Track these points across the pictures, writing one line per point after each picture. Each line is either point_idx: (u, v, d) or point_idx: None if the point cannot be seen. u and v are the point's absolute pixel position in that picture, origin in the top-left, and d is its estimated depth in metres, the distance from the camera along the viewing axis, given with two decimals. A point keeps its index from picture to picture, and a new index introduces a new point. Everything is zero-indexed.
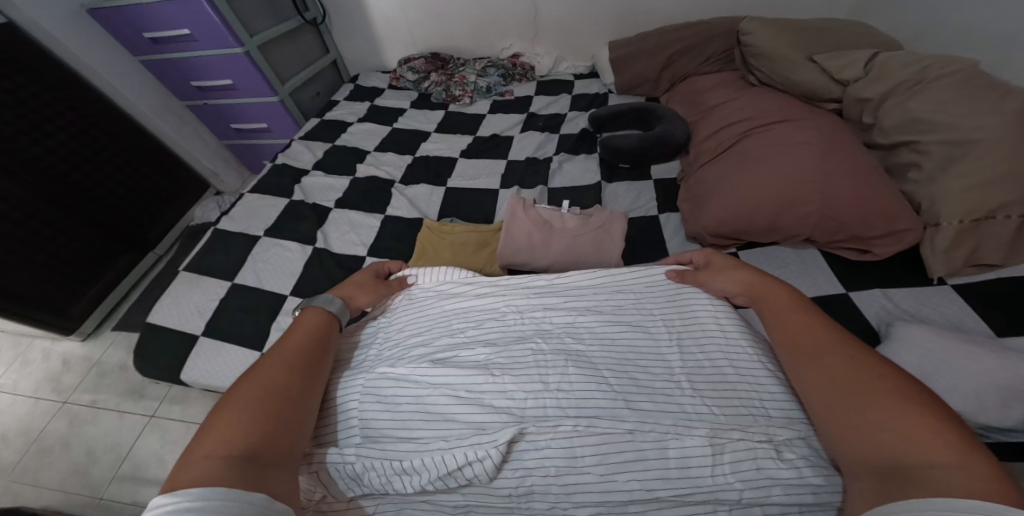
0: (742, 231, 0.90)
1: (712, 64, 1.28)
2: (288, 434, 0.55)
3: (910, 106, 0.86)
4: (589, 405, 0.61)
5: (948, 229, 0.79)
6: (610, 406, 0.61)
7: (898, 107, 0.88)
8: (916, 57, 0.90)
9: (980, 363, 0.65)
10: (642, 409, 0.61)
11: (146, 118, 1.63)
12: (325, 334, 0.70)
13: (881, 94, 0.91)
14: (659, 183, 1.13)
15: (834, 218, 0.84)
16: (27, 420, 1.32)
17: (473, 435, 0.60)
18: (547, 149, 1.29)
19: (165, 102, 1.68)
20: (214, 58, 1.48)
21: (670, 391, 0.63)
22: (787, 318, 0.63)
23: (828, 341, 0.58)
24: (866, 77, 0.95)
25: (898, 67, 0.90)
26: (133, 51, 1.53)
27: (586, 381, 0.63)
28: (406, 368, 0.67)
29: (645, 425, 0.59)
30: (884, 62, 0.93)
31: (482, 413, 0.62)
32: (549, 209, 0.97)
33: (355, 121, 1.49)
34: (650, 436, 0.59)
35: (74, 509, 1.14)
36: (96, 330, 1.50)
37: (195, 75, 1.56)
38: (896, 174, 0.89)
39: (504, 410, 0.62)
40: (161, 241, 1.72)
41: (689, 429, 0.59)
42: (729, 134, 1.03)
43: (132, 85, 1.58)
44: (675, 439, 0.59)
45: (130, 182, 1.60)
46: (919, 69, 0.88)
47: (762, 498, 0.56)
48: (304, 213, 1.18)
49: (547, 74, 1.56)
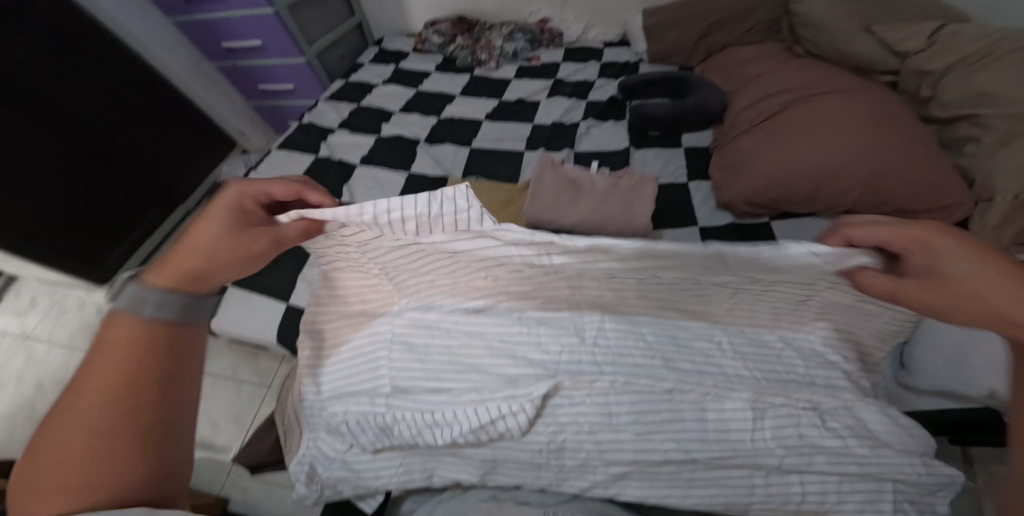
0: (779, 201, 0.90)
1: (755, 35, 1.22)
2: (143, 465, 0.39)
3: (974, 80, 0.82)
4: (628, 366, 0.62)
5: (1000, 205, 0.76)
6: (651, 369, 0.61)
7: (962, 81, 0.85)
8: (987, 28, 0.86)
9: None
10: (684, 372, 0.61)
11: (180, 79, 1.65)
12: (173, 332, 0.44)
13: (944, 67, 0.88)
14: (691, 151, 1.11)
15: (880, 191, 0.83)
16: (63, 369, 1.35)
17: (506, 386, 0.62)
18: (574, 114, 1.26)
19: (199, 63, 1.69)
20: (246, 17, 1.49)
21: (712, 352, 0.62)
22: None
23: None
24: (930, 48, 0.91)
25: (966, 39, 0.86)
26: (169, 12, 1.56)
27: (629, 343, 0.62)
28: (437, 313, 0.65)
29: (686, 386, 0.60)
30: (950, 34, 0.89)
31: (517, 365, 0.63)
32: (578, 169, 0.96)
33: (379, 83, 1.47)
34: (689, 397, 0.60)
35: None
36: (127, 281, 1.57)
37: (228, 35, 1.59)
38: (951, 148, 0.87)
39: (546, 364, 0.63)
40: (189, 197, 1.74)
41: (731, 392, 0.59)
42: (772, 104, 1.00)
43: (167, 45, 1.59)
44: (715, 400, 0.60)
45: (162, 140, 1.61)
46: (990, 42, 0.84)
47: (802, 465, 0.58)
48: (330, 169, 1.18)
49: (575, 41, 1.53)
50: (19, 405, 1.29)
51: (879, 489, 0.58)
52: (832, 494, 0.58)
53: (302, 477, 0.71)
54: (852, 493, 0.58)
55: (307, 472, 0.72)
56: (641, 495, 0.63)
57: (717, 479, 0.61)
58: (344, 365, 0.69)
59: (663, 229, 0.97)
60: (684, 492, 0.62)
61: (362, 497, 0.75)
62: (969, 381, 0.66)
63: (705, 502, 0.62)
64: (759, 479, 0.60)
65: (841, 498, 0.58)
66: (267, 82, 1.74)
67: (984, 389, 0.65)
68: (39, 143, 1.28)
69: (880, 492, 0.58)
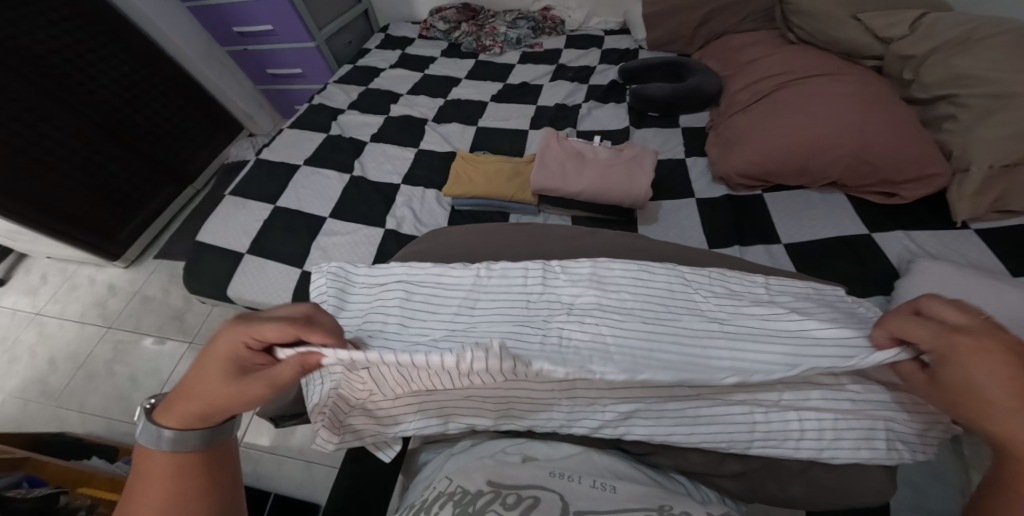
0: (772, 173, 0.95)
1: (751, 22, 1.28)
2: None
3: (955, 63, 0.89)
4: (629, 306, 0.56)
5: (977, 175, 0.83)
6: (653, 310, 0.56)
7: (942, 63, 0.91)
8: (965, 16, 0.92)
9: (1000, 295, 0.68)
10: (678, 319, 0.55)
11: (192, 64, 1.66)
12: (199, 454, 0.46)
13: (926, 51, 0.94)
14: (688, 130, 1.17)
15: (866, 163, 0.88)
16: (74, 344, 1.38)
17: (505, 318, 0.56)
18: (576, 97, 1.32)
19: (209, 47, 1.71)
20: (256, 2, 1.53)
21: (692, 299, 0.58)
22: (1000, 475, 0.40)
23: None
24: (913, 34, 0.96)
25: (946, 25, 0.92)
26: None
27: (621, 280, 0.59)
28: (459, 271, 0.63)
29: (688, 323, 0.54)
30: (932, 20, 0.95)
31: (530, 306, 0.58)
32: (582, 141, 1.01)
33: (387, 67, 1.52)
34: (698, 332, 0.53)
35: (118, 433, 1.20)
36: (139, 258, 1.56)
37: (237, 20, 1.62)
38: (931, 126, 0.93)
39: (547, 303, 0.58)
40: (198, 176, 1.76)
41: (728, 335, 0.53)
42: (765, 86, 1.07)
43: (179, 30, 1.60)
44: (723, 340, 0.53)
45: (173, 122, 1.64)
46: (969, 27, 0.90)
47: (798, 401, 0.51)
48: (342, 145, 1.22)
49: (577, 28, 1.59)
50: (32, 379, 1.32)
51: (871, 429, 0.50)
52: (828, 432, 0.50)
53: (324, 426, 0.56)
54: (847, 431, 0.50)
55: (331, 419, 0.56)
56: (646, 434, 0.52)
57: (720, 418, 0.51)
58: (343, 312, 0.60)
59: (661, 200, 1.03)
60: (690, 431, 0.51)
61: (379, 445, 0.62)
62: None
63: (709, 440, 0.51)
64: (761, 417, 0.51)
65: (839, 435, 0.50)
66: (276, 66, 1.78)
67: None
68: (55, 119, 1.31)
69: (871, 430, 0.50)
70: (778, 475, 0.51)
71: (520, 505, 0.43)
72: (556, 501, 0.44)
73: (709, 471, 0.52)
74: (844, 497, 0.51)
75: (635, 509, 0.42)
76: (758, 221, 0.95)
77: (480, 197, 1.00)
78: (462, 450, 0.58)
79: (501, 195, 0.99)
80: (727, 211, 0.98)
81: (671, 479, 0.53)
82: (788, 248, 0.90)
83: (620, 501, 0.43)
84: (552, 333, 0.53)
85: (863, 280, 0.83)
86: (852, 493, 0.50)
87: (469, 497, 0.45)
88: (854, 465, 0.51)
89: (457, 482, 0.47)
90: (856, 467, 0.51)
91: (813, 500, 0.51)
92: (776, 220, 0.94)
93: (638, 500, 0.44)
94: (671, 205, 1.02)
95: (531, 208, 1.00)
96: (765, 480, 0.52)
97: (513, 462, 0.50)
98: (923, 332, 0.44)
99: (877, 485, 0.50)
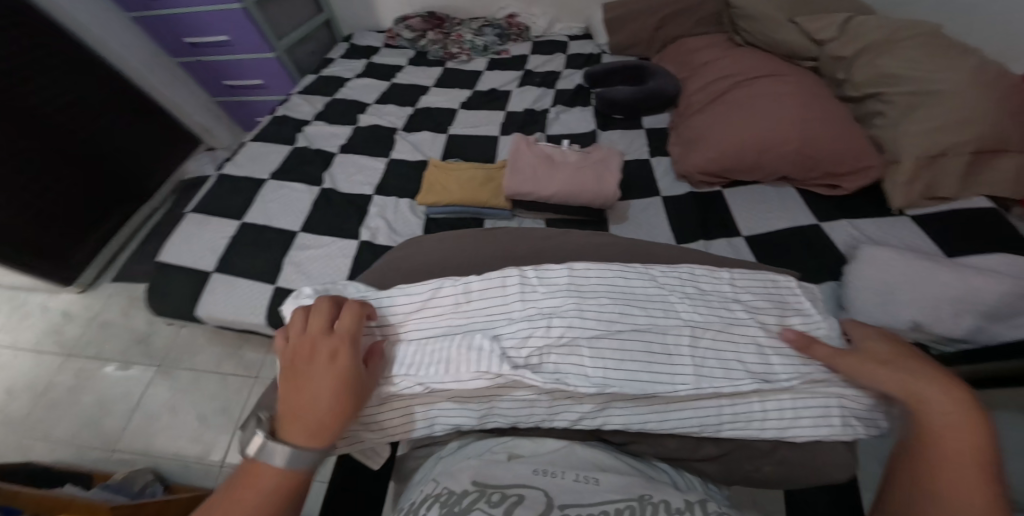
0: (728, 169, 1.01)
1: (703, 26, 1.36)
2: None
3: (880, 63, 0.97)
4: (608, 311, 0.53)
5: (907, 164, 0.90)
6: (630, 315, 0.53)
7: (869, 64, 0.99)
8: (886, 19, 1.01)
9: (935, 276, 0.75)
10: (651, 324, 0.53)
11: (138, 74, 1.62)
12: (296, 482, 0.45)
13: (854, 52, 1.02)
14: (650, 131, 1.23)
15: (811, 156, 0.95)
16: (30, 373, 1.31)
17: (482, 333, 0.52)
18: (544, 102, 1.36)
19: (155, 56, 1.68)
20: (209, 12, 1.52)
21: (668, 300, 0.55)
22: (926, 445, 0.44)
23: (965, 477, 0.41)
24: (842, 36, 1.04)
25: (869, 28, 1.01)
26: (125, 7, 1.54)
27: (598, 282, 0.56)
28: (430, 286, 0.57)
29: (662, 328, 0.52)
30: (857, 23, 1.03)
31: (512, 324, 0.53)
32: (551, 145, 1.05)
33: (352, 76, 1.52)
34: (670, 340, 0.52)
35: (89, 459, 1.15)
36: (95, 281, 1.49)
37: (189, 31, 1.59)
38: (865, 122, 1.01)
39: (527, 314, 0.53)
40: (156, 193, 1.71)
41: (696, 341, 0.52)
42: (718, 86, 1.13)
43: (123, 39, 1.58)
44: (692, 348, 0.52)
45: (125, 136, 1.59)
46: (889, 30, 0.99)
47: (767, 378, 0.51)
48: (309, 157, 1.22)
49: (542, 35, 1.64)
50: None
51: (827, 408, 0.50)
52: (788, 412, 0.50)
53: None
54: (806, 410, 0.50)
55: None
56: (623, 423, 0.51)
57: (692, 408, 0.51)
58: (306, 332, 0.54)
59: (630, 199, 1.08)
60: (664, 416, 0.51)
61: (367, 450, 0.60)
62: (894, 313, 0.76)
63: (681, 427, 0.51)
64: (726, 401, 0.51)
65: (797, 415, 0.50)
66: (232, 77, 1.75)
67: (907, 321, 0.75)
68: None
69: (828, 408, 0.50)
70: (749, 456, 0.52)
71: (505, 503, 0.44)
72: (541, 497, 0.44)
73: (687, 457, 0.53)
74: (816, 471, 0.51)
75: (616, 501, 0.44)
76: (720, 216, 1.01)
77: (457, 205, 1.02)
78: (449, 449, 0.57)
79: (476, 202, 1.01)
80: (691, 207, 1.04)
81: (653, 465, 0.52)
82: (748, 241, 0.95)
83: (603, 494, 0.45)
84: (533, 352, 0.50)
85: (816, 268, 0.89)
86: (818, 467, 0.51)
87: (456, 496, 0.45)
88: (819, 442, 0.51)
89: (444, 484, 0.47)
90: (819, 444, 0.51)
91: (784, 477, 0.51)
92: (736, 214, 1.00)
93: (621, 490, 0.45)
94: (639, 204, 1.07)
95: (506, 212, 1.03)
96: (741, 461, 0.52)
97: (498, 460, 0.50)
98: (823, 348, 0.52)
99: (838, 460, 0.51)
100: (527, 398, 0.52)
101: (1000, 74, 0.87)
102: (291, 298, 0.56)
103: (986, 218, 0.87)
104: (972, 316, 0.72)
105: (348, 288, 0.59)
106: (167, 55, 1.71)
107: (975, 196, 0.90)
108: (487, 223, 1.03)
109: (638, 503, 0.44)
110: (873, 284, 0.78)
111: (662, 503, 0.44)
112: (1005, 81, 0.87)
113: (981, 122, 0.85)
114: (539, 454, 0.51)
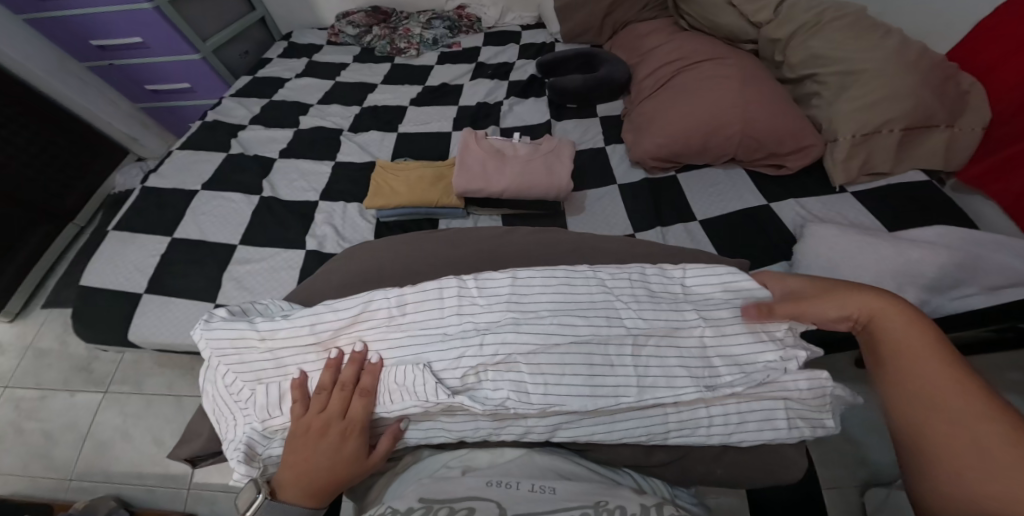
0: (677, 155, 1.02)
1: (650, 11, 1.35)
2: None
3: (812, 45, 0.99)
4: (548, 323, 0.51)
5: (844, 143, 0.93)
6: (572, 326, 0.51)
7: (803, 45, 1.01)
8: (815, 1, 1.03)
9: (875, 252, 0.77)
10: (595, 334, 0.51)
11: (42, 82, 1.51)
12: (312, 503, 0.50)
13: (788, 35, 1.03)
14: (604, 120, 1.22)
15: (753, 140, 0.96)
16: None
17: (415, 352, 0.51)
18: (496, 94, 1.34)
19: (61, 62, 1.56)
20: (118, 13, 1.42)
21: (613, 306, 0.54)
22: (894, 363, 0.47)
23: (928, 374, 0.45)
24: (776, 19, 1.06)
25: (802, 10, 1.03)
26: (15, 9, 1.42)
27: (542, 290, 0.54)
28: (361, 302, 0.54)
29: (603, 338, 0.51)
30: (789, 6, 1.05)
31: (445, 341, 0.51)
32: (501, 140, 1.02)
33: (293, 76, 1.45)
34: (612, 349, 0.51)
35: (44, 490, 1.08)
36: (25, 308, 1.38)
37: (95, 33, 1.48)
38: (803, 103, 1.04)
39: (462, 330, 0.52)
40: (80, 211, 1.59)
41: (638, 348, 0.51)
42: (663, 73, 1.14)
43: (18, 45, 1.45)
44: (634, 357, 0.50)
45: (35, 148, 1.48)
46: (817, 12, 1.01)
47: (713, 380, 0.50)
48: (247, 164, 1.16)
49: (493, 25, 1.60)
50: None
51: (773, 407, 0.50)
52: (734, 417, 0.50)
53: (239, 459, 0.50)
54: (751, 412, 0.50)
55: (246, 448, 0.50)
56: (571, 436, 0.50)
57: (637, 420, 0.50)
58: (228, 354, 0.53)
59: (585, 189, 1.07)
60: (611, 427, 0.50)
61: None
62: None
63: (629, 437, 0.50)
64: (672, 409, 0.50)
65: (743, 419, 0.50)
66: (155, 82, 1.66)
67: None
68: None
69: (774, 410, 0.50)
70: (705, 459, 0.52)
71: None
72: (493, 509, 0.43)
73: (641, 462, 0.52)
74: (766, 471, 0.51)
75: (572, 509, 0.43)
76: (675, 203, 1.01)
77: (405, 207, 0.99)
78: (403, 469, 0.53)
79: (426, 202, 0.98)
80: (645, 194, 1.03)
81: (615, 470, 0.53)
82: (701, 225, 0.96)
83: (559, 502, 0.43)
84: (468, 373, 0.50)
85: (768, 249, 0.90)
86: (772, 466, 0.51)
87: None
88: (767, 444, 0.52)
89: (389, 504, 0.45)
90: (765, 445, 0.52)
91: (736, 477, 0.52)
92: (691, 200, 1.01)
93: (577, 498, 0.44)
94: (595, 193, 1.06)
95: (459, 211, 1.00)
96: (693, 465, 0.52)
97: (451, 476, 0.48)
98: (783, 305, 0.52)
99: (786, 455, 0.51)
100: (469, 415, 0.50)
101: (923, 49, 0.90)
102: (202, 322, 0.55)
103: (922, 192, 0.90)
104: (914, 289, 0.74)
105: (269, 308, 0.60)
106: (74, 60, 1.59)
107: (909, 171, 0.94)
108: (441, 222, 1.01)
109: (593, 511, 0.42)
110: (820, 263, 0.80)
111: (619, 508, 0.43)
112: (927, 55, 0.90)
113: (908, 98, 0.88)
114: (496, 467, 0.50)
